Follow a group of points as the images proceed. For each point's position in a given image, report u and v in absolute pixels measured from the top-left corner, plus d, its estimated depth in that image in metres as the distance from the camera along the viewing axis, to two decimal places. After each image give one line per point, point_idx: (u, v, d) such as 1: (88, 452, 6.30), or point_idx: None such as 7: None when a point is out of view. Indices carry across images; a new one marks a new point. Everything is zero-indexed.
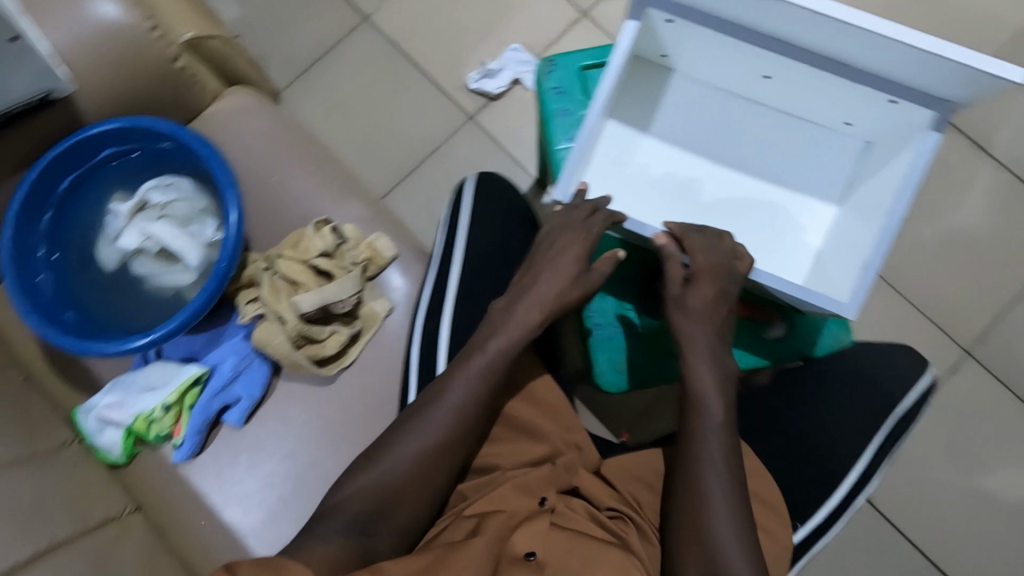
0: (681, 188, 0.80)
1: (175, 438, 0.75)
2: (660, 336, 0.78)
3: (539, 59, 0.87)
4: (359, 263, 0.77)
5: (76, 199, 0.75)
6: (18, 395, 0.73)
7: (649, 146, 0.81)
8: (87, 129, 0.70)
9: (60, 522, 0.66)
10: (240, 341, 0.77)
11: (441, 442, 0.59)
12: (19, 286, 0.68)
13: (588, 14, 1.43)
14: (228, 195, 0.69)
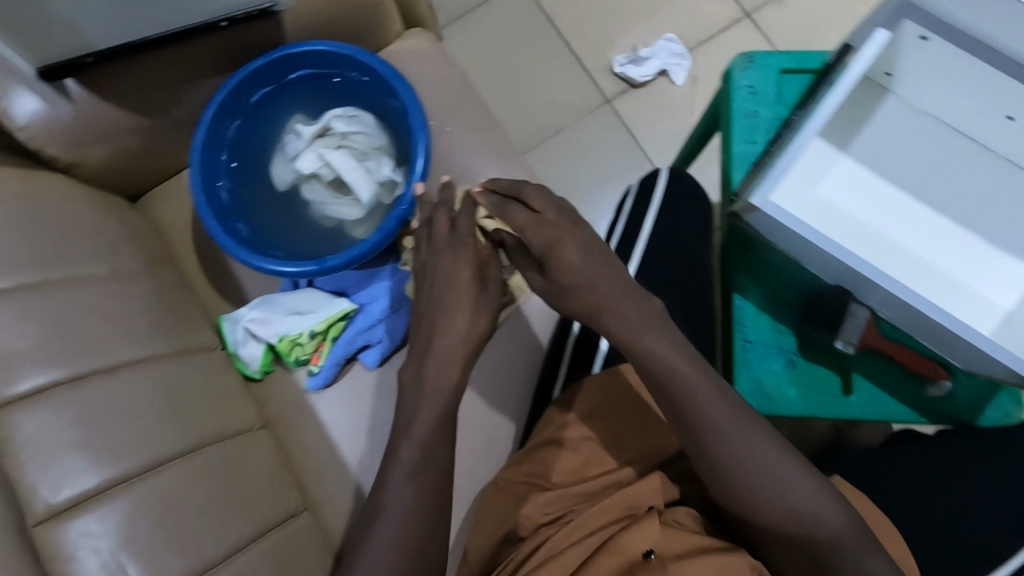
0: (871, 215, 0.77)
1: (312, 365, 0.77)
2: (813, 371, 0.80)
3: (737, 54, 0.88)
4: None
5: (264, 113, 0.77)
6: (178, 289, 0.77)
7: (844, 166, 0.78)
8: (292, 47, 0.71)
9: (203, 416, 0.68)
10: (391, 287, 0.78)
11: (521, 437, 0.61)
12: (205, 188, 0.71)
13: (749, 18, 1.42)
14: (420, 138, 0.70)
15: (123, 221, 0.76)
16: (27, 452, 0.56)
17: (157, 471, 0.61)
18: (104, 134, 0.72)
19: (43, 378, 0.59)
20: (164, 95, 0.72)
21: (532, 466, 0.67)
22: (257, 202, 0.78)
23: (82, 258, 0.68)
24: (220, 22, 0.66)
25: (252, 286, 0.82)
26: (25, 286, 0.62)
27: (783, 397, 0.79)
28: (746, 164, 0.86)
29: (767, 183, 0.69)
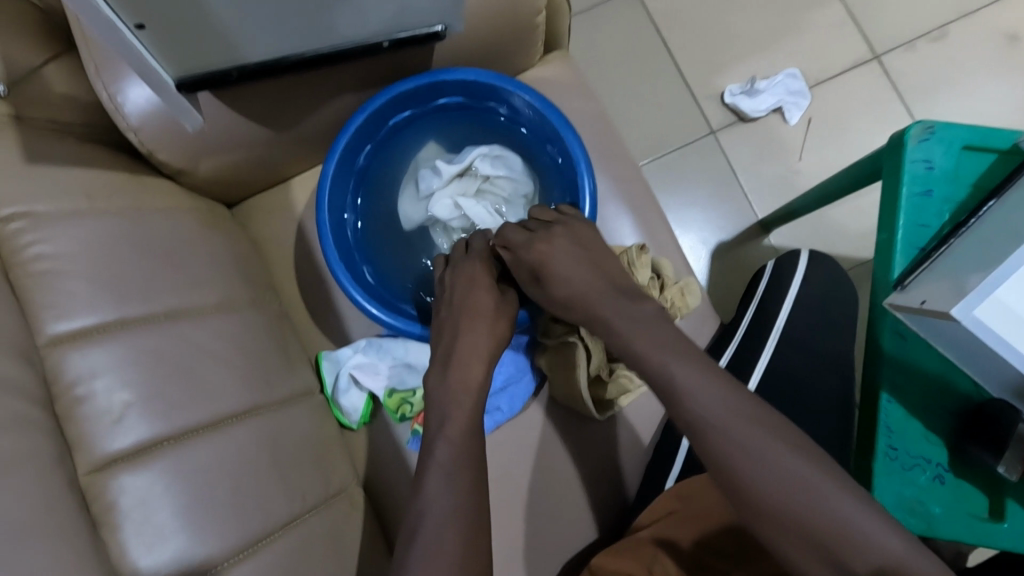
0: None
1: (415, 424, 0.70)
2: (960, 491, 0.72)
3: (916, 121, 0.75)
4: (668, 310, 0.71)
5: (396, 138, 0.78)
6: (277, 320, 0.70)
7: None
8: (442, 74, 0.68)
9: (307, 479, 0.61)
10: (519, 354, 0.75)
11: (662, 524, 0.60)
12: (336, 216, 0.72)
13: (879, 60, 1.31)
14: (583, 186, 0.69)
15: (226, 239, 0.69)
16: (131, 523, 0.49)
17: (259, 548, 0.55)
18: (222, 145, 0.64)
19: (144, 435, 0.52)
20: (293, 111, 0.64)
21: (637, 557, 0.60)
22: (379, 233, 0.81)
23: (188, 287, 0.61)
24: (382, 43, 0.58)
25: (351, 320, 0.75)
26: (131, 321, 0.55)
27: (925, 517, 0.71)
28: (909, 250, 0.74)
29: (973, 295, 0.59)
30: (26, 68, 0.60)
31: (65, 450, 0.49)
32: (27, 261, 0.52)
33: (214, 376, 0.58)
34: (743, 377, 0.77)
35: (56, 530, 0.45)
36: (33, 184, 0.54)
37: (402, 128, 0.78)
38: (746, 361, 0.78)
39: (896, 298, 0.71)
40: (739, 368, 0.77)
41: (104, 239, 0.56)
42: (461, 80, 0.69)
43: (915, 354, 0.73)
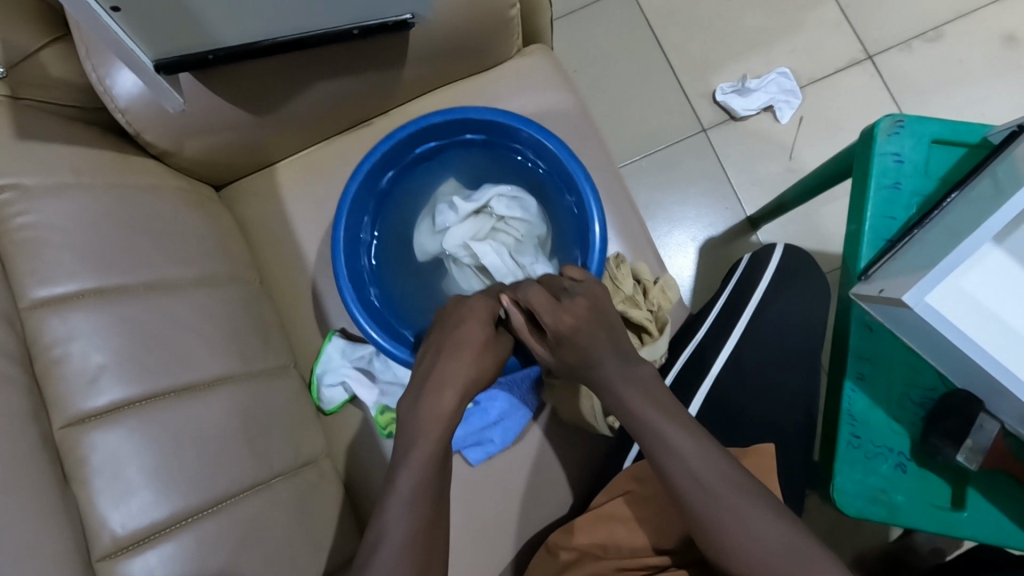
0: None
1: None
2: (923, 480, 0.72)
3: (886, 115, 0.76)
4: (657, 313, 0.74)
5: (418, 169, 0.83)
6: (255, 297, 0.73)
7: (997, 259, 0.66)
8: (469, 111, 0.74)
9: (276, 449, 0.64)
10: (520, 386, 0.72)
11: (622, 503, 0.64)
12: (351, 231, 0.76)
13: (872, 60, 1.31)
14: (595, 235, 0.72)
15: (208, 217, 0.72)
16: (100, 479, 0.52)
17: (224, 508, 0.57)
18: (204, 127, 0.67)
19: (118, 396, 0.55)
20: (272, 95, 0.67)
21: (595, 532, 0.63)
22: (393, 261, 0.84)
23: (168, 260, 0.64)
24: (352, 30, 0.61)
25: (329, 301, 0.77)
26: (110, 290, 0.58)
27: (887, 504, 0.71)
28: (877, 242, 0.76)
29: (924, 281, 0.61)
30: (23, 52, 0.64)
31: (42, 406, 0.52)
32: (14, 229, 0.56)
33: (188, 345, 0.61)
34: (684, 399, 0.76)
35: (27, 476, 0.48)
36: (22, 159, 0.58)
37: (428, 156, 0.83)
38: (693, 376, 0.77)
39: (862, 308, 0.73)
40: (682, 392, 0.77)
41: (88, 212, 0.60)
42: (486, 119, 0.75)
43: (881, 345, 0.74)
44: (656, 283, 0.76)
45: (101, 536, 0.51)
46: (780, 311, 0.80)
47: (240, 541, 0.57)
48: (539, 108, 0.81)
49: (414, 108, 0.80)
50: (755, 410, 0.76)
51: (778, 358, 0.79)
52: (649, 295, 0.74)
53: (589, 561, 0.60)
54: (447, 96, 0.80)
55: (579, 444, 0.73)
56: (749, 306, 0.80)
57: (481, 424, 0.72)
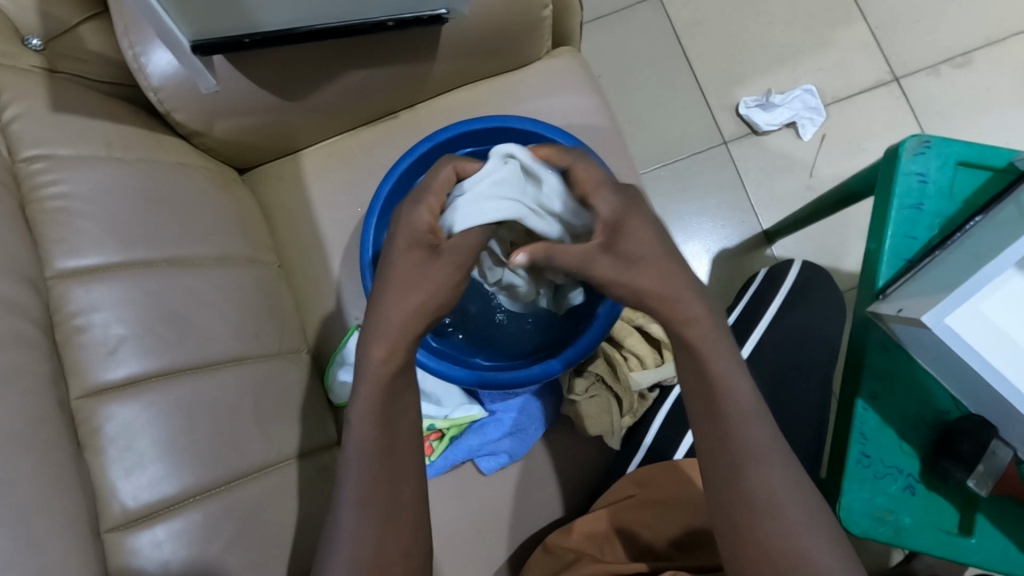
0: None
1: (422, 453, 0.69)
2: (932, 503, 0.72)
3: (912, 135, 0.76)
4: None
5: None
6: (273, 279, 0.73)
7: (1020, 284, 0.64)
8: (509, 119, 0.73)
9: (286, 433, 0.64)
10: (534, 406, 0.71)
11: (631, 505, 0.63)
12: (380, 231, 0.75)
13: (898, 82, 1.31)
14: None
15: (232, 198, 0.72)
16: (113, 449, 0.53)
17: (234, 487, 0.58)
18: (234, 109, 0.68)
19: (135, 369, 0.56)
20: (304, 81, 0.68)
21: (597, 532, 0.63)
22: None
23: (191, 238, 0.64)
24: (387, 22, 0.62)
25: (346, 288, 0.77)
26: (133, 264, 0.59)
27: (893, 525, 0.71)
28: (896, 261, 0.75)
29: (942, 304, 0.61)
30: (62, 26, 0.66)
31: (60, 374, 0.53)
32: (42, 198, 0.57)
33: (205, 322, 0.62)
34: (738, 340, 0.80)
35: (44, 442, 0.48)
36: (56, 130, 0.59)
37: None
38: (747, 322, 0.81)
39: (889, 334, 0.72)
40: (739, 332, 0.81)
41: (117, 186, 0.60)
42: (526, 129, 0.74)
43: (896, 364, 0.73)
44: None
45: (111, 508, 0.51)
46: (796, 328, 0.80)
47: (247, 521, 0.57)
48: (564, 108, 0.81)
49: (441, 102, 0.81)
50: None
51: (791, 374, 0.78)
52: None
53: (586, 562, 0.60)
54: (473, 92, 0.81)
55: (586, 446, 0.72)
56: (759, 325, 0.80)
57: (496, 434, 0.70)
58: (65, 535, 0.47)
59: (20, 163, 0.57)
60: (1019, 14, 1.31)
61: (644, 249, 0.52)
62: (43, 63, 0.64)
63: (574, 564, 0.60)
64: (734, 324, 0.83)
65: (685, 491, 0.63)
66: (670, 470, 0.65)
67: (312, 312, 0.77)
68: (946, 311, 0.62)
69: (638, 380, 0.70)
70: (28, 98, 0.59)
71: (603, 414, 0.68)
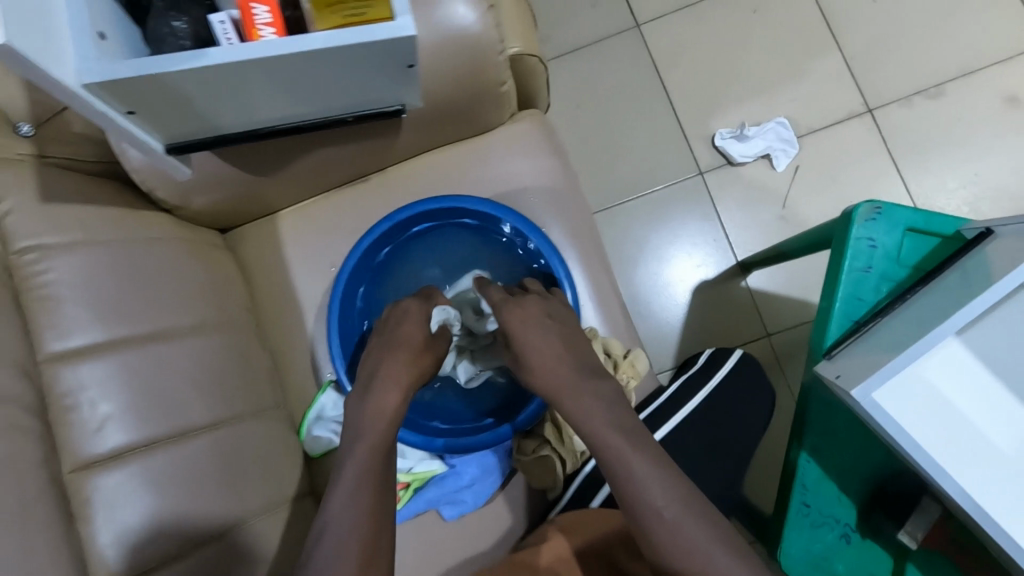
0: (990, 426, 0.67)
1: None
2: (867, 551, 0.77)
3: (865, 202, 0.81)
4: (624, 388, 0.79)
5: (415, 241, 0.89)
6: (251, 340, 0.79)
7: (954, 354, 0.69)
8: (467, 201, 0.81)
9: (262, 488, 0.70)
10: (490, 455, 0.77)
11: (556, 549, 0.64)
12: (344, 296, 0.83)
13: (871, 113, 1.33)
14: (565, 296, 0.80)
15: (212, 265, 0.78)
16: (100, 516, 0.59)
17: (212, 543, 0.64)
18: (212, 186, 0.73)
19: (121, 441, 0.62)
20: (273, 160, 0.73)
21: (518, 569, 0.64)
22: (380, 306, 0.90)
23: (171, 311, 0.70)
24: (345, 118, 0.65)
25: (320, 344, 0.83)
26: (117, 342, 0.65)
27: (827, 570, 0.77)
28: (845, 322, 0.80)
29: (873, 378, 0.65)
30: (52, 110, 0.73)
31: (53, 450, 0.59)
32: (36, 285, 0.62)
33: (184, 391, 0.67)
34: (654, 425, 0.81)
35: (39, 515, 0.55)
36: (46, 220, 0.64)
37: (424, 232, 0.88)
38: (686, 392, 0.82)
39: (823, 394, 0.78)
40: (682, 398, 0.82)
41: (102, 268, 0.66)
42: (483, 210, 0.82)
43: (837, 420, 0.78)
44: (625, 357, 0.80)
45: (98, 570, 0.57)
46: (746, 380, 0.84)
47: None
48: (526, 170, 0.85)
49: (410, 166, 0.85)
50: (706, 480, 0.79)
51: (739, 425, 0.82)
52: (621, 369, 0.79)
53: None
54: (441, 156, 0.85)
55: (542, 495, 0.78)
56: (695, 398, 0.81)
57: (456, 486, 0.75)
58: None
59: (13, 254, 0.63)
60: (993, 44, 1.33)
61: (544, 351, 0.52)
62: (33, 151, 0.69)
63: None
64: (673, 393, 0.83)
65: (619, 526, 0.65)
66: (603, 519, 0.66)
67: (290, 366, 0.83)
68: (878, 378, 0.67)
69: (582, 441, 0.75)
70: (19, 191, 0.64)
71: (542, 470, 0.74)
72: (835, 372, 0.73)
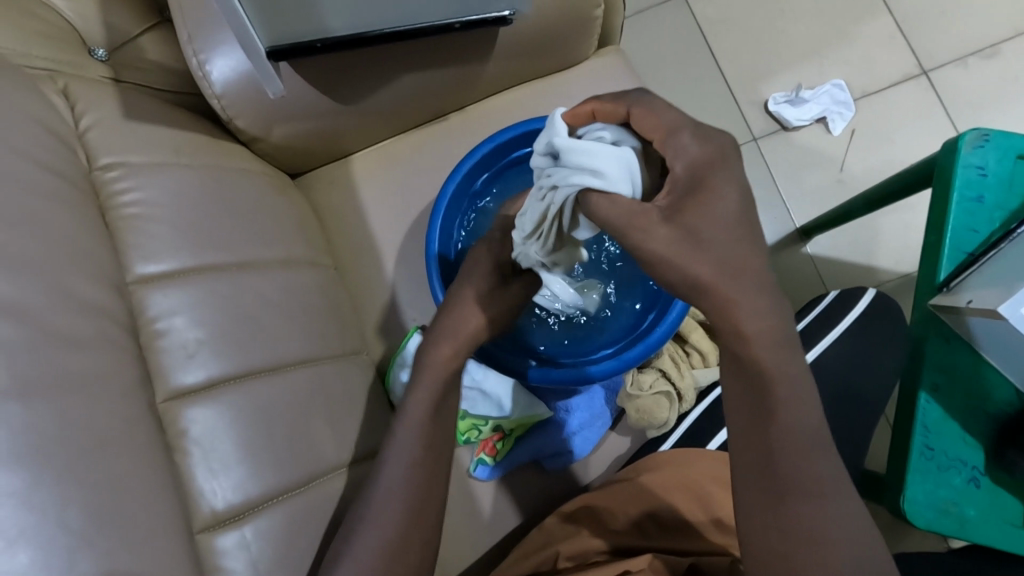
0: None
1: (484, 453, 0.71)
2: (998, 496, 0.72)
3: (972, 128, 0.76)
4: None
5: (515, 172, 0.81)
6: (331, 283, 0.73)
7: None
8: None
9: (356, 433, 0.65)
10: (596, 400, 0.73)
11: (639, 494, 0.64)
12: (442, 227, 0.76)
13: (926, 75, 1.31)
14: None
15: (291, 203, 0.73)
16: (197, 451, 0.53)
17: (312, 487, 0.58)
18: (296, 113, 0.68)
19: (212, 372, 0.56)
20: (361, 86, 0.69)
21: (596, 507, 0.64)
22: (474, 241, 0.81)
23: (258, 242, 0.65)
24: (453, 24, 0.62)
25: (401, 290, 0.78)
26: (205, 268, 0.60)
27: (957, 516, 0.71)
28: (957, 254, 0.75)
29: (1020, 294, 0.62)
30: (125, 36, 0.69)
31: (146, 378, 0.53)
32: (121, 205, 0.57)
33: (276, 324, 0.62)
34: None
35: (139, 442, 0.49)
36: (130, 139, 0.60)
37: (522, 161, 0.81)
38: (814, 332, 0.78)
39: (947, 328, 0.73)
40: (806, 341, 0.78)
41: (187, 191, 0.61)
42: None
43: (959, 357, 0.74)
44: None
45: (201, 509, 0.52)
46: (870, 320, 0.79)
47: (324, 519, 0.58)
48: None
49: (489, 104, 0.81)
50: None
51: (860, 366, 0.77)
52: None
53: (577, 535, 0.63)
54: (521, 93, 0.81)
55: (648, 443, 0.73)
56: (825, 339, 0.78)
57: (562, 432, 0.72)
58: (164, 536, 0.47)
59: (96, 171, 0.57)
60: None
61: (678, 237, 0.44)
62: (108, 74, 0.64)
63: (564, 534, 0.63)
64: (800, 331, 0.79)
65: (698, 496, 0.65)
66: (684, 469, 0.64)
67: (368, 314, 0.78)
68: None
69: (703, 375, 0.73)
70: (101, 106, 0.60)
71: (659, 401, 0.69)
72: (968, 299, 0.68)
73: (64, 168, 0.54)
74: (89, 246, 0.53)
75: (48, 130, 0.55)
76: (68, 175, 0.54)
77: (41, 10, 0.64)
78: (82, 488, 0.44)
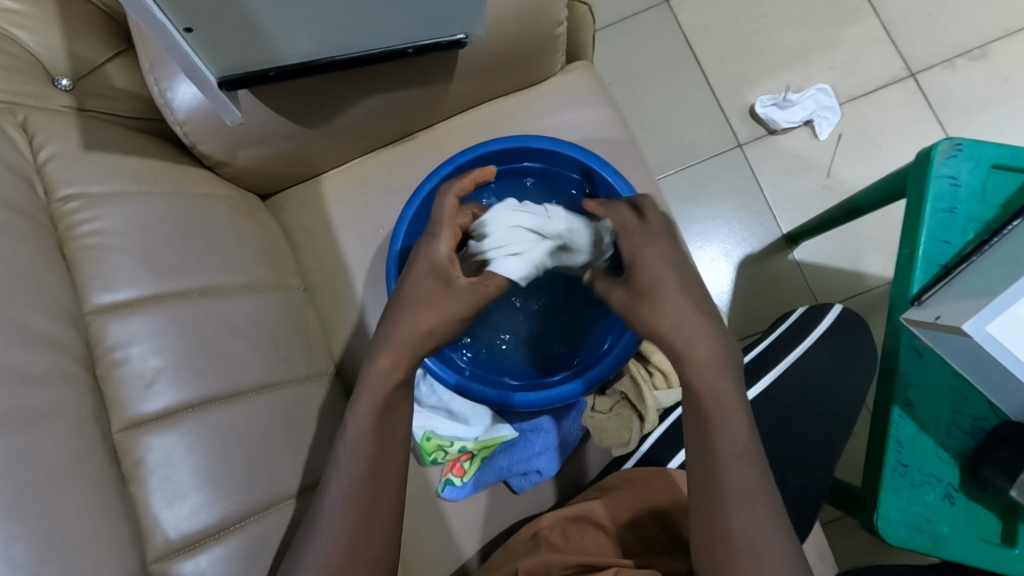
0: None
1: (451, 474, 0.71)
2: (972, 512, 0.71)
3: (944, 138, 0.75)
4: None
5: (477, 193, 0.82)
6: (298, 305, 0.74)
7: None
8: (531, 141, 0.75)
9: (317, 456, 0.65)
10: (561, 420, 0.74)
11: (621, 503, 0.64)
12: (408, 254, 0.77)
13: (914, 78, 1.29)
14: None
15: (256, 225, 0.74)
16: (152, 480, 0.53)
17: (270, 512, 0.59)
18: (258, 138, 0.69)
19: (173, 399, 0.56)
20: (322, 109, 0.69)
21: (574, 516, 0.65)
22: None
23: (220, 267, 0.66)
24: (407, 49, 0.63)
25: (369, 310, 0.78)
26: (166, 295, 0.60)
27: (929, 533, 0.71)
28: (929, 266, 0.74)
29: (985, 310, 0.61)
30: (90, 65, 0.70)
31: (102, 408, 0.53)
32: (78, 236, 0.58)
33: (235, 350, 0.63)
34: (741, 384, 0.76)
35: (90, 475, 0.49)
36: (89, 169, 0.60)
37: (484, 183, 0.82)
38: (779, 350, 0.77)
39: (918, 342, 0.72)
40: (770, 357, 0.77)
41: (147, 219, 0.62)
42: (548, 149, 0.76)
43: (931, 371, 0.73)
44: None
45: (154, 538, 0.52)
46: (841, 332, 0.78)
47: (283, 544, 0.58)
48: (579, 123, 0.81)
49: (456, 122, 0.81)
50: (780, 442, 0.74)
51: (832, 385, 0.77)
52: None
53: (550, 533, 0.64)
54: (488, 111, 0.81)
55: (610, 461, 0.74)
56: (791, 354, 0.76)
57: (530, 453, 0.72)
58: (116, 567, 0.48)
59: (54, 202, 0.58)
60: None
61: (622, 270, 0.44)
62: (72, 103, 0.65)
63: (540, 533, 0.64)
64: (763, 351, 0.78)
65: (651, 499, 0.64)
66: (651, 481, 0.65)
67: (336, 333, 0.78)
68: (992, 313, 0.61)
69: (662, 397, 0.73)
70: (60, 137, 0.60)
71: (617, 424, 0.71)
72: (934, 314, 0.67)
73: (20, 201, 0.55)
74: (45, 279, 0.53)
75: (4, 163, 0.55)
76: (24, 209, 0.55)
77: (5, 41, 0.64)
78: (24, 524, 0.44)
